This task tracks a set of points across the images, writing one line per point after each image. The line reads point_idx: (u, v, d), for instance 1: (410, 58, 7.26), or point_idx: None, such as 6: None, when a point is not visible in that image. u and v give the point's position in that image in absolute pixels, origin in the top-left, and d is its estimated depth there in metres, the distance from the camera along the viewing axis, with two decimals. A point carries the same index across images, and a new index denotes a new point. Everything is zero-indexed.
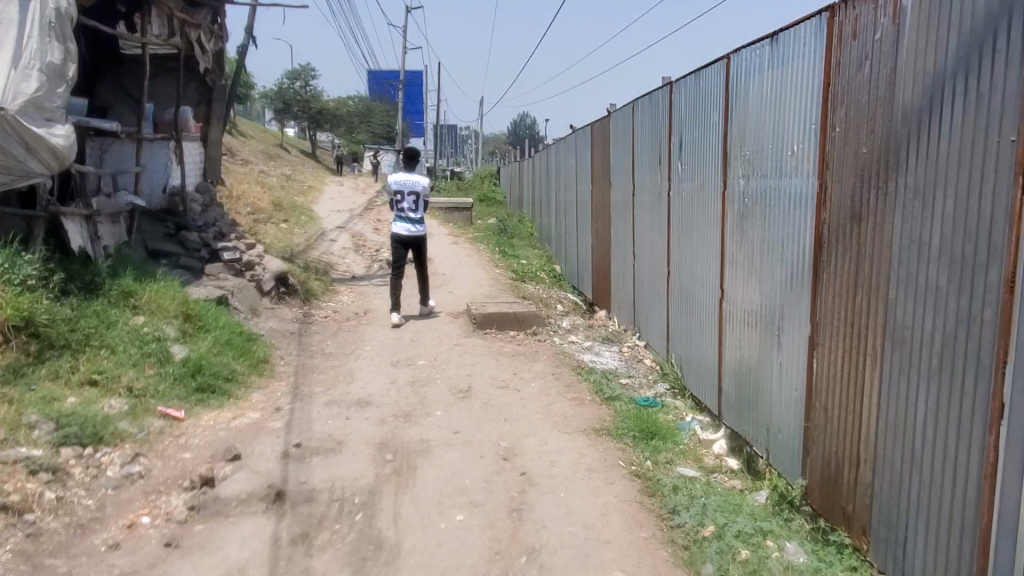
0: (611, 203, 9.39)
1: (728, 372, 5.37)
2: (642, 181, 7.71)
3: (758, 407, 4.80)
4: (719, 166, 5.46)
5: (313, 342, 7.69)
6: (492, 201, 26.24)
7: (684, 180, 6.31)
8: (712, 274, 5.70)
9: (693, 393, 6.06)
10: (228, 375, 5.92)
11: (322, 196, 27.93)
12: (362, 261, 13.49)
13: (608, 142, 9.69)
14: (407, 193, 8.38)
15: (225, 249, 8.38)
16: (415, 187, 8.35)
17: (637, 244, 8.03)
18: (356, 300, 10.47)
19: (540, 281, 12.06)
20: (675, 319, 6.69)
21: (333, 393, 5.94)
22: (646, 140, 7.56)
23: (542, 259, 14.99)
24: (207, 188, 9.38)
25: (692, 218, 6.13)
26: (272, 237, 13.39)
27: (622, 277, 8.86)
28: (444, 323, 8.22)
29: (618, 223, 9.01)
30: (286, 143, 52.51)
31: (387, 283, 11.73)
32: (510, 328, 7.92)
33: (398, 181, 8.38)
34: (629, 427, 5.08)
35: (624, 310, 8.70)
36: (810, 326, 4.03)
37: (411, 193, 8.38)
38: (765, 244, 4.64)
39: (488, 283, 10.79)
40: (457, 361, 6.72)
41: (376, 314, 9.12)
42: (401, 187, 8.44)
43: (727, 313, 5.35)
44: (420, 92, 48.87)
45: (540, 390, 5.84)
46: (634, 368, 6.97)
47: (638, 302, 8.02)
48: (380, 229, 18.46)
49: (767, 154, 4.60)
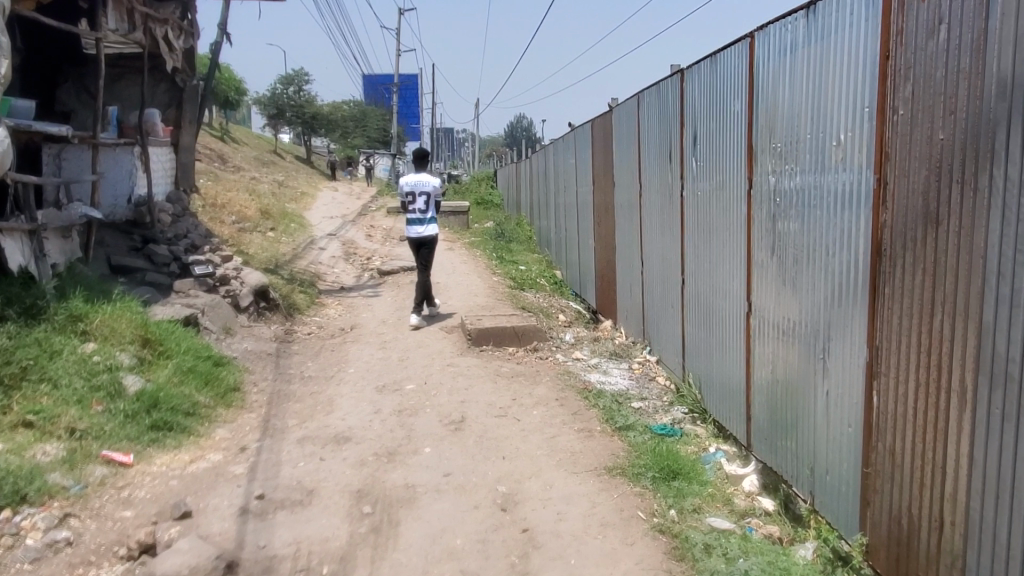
0: (615, 205, 8.71)
1: (757, 397, 4.69)
2: (650, 181, 7.04)
3: (798, 440, 4.12)
4: (743, 160, 4.77)
5: (293, 364, 7.00)
6: (488, 205, 25.56)
7: (699, 177, 5.63)
8: (736, 283, 5.02)
9: (716, 419, 5.37)
10: (190, 409, 5.23)
11: (314, 202, 27.23)
12: (352, 270, 12.80)
13: (610, 140, 9.03)
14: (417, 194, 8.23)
15: (196, 262, 7.69)
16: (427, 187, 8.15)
17: (645, 249, 7.36)
18: (343, 313, 9.78)
19: (540, 289, 11.38)
20: (690, 333, 6.01)
21: (308, 426, 5.24)
22: (653, 135, 6.88)
23: (542, 264, 14.31)
24: (179, 197, 8.70)
25: (710, 220, 5.45)
26: (256, 247, 12.69)
27: (629, 286, 8.18)
28: (436, 340, 7.53)
29: (623, 226, 8.34)
30: (281, 149, 51.85)
31: (377, 294, 11.03)
32: (508, 344, 7.24)
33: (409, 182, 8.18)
34: (647, 464, 4.39)
35: (632, 321, 8.01)
36: (867, 351, 3.35)
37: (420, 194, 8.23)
38: (803, 251, 3.96)
39: (485, 292, 10.10)
40: (449, 384, 6.03)
41: (363, 329, 8.42)
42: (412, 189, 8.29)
43: (756, 329, 4.67)
44: (414, 95, 48.24)
45: (542, 420, 5.14)
46: (647, 388, 6.27)
47: (648, 312, 7.34)
48: (371, 235, 17.77)
49: (803, 145, 3.92)
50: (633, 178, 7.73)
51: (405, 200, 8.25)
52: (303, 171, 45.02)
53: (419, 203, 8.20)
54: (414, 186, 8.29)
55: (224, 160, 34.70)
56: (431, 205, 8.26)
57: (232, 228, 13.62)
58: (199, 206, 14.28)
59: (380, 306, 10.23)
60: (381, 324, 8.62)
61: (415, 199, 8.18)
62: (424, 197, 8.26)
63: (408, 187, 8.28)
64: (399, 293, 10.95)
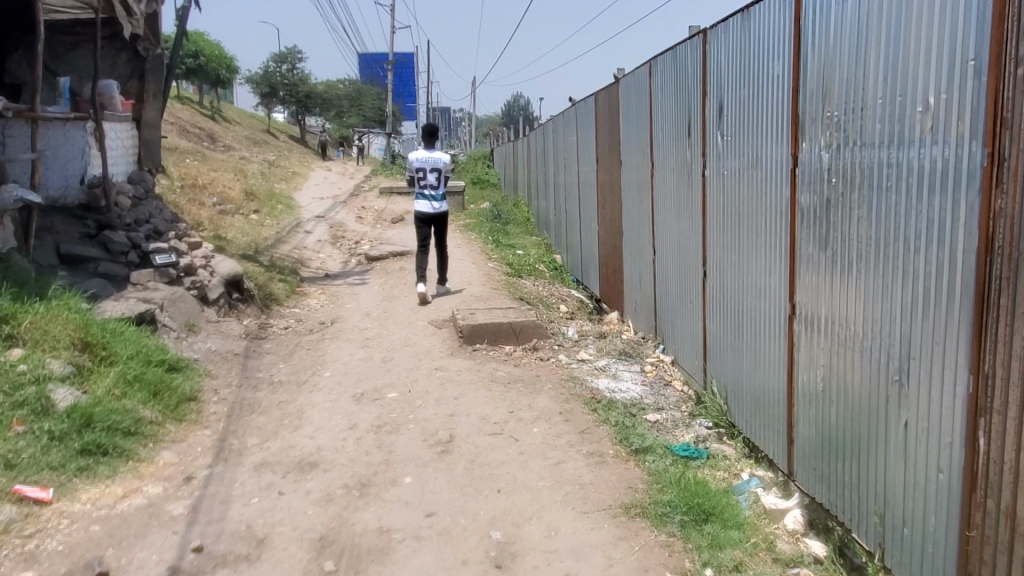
0: (622, 185, 7.92)
1: (800, 415, 3.95)
2: (664, 159, 6.26)
3: (858, 475, 3.38)
4: (784, 132, 4.00)
5: (262, 365, 6.22)
6: (485, 184, 24.68)
7: (726, 154, 4.85)
8: (774, 280, 4.25)
9: (748, 437, 4.63)
10: (131, 428, 4.43)
11: (305, 182, 26.37)
12: (339, 255, 12.01)
13: (616, 115, 8.24)
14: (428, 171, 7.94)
15: (158, 252, 6.91)
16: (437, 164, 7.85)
17: (658, 235, 6.60)
18: (326, 305, 8.98)
19: (539, 275, 10.61)
20: (713, 332, 5.25)
21: (269, 448, 4.47)
22: (667, 109, 6.11)
23: (541, 248, 13.55)
24: (142, 177, 7.89)
25: (740, 203, 4.68)
26: (235, 231, 11.87)
27: (639, 275, 7.42)
28: (424, 338, 6.75)
29: (631, 209, 7.57)
30: (274, 128, 50.89)
31: (364, 282, 10.25)
32: (504, 343, 6.48)
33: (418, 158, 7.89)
34: (673, 500, 3.64)
35: (642, 315, 7.25)
36: (970, 378, 2.59)
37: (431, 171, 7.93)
38: (870, 243, 3.19)
39: (480, 281, 9.32)
40: (437, 393, 5.26)
41: (345, 324, 7.64)
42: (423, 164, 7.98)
43: (799, 335, 3.92)
44: (410, 74, 47.33)
45: (544, 441, 4.38)
46: (664, 396, 5.52)
47: (661, 305, 6.58)
48: (362, 218, 16.93)
49: (869, 112, 3.15)
50: (643, 156, 6.96)
51: (414, 175, 8.01)
52: (295, 150, 44.06)
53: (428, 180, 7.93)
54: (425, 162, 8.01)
55: (214, 139, 33.74)
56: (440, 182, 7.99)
57: (211, 211, 12.79)
58: (177, 187, 13.44)
59: (366, 296, 9.43)
60: (365, 318, 7.83)
61: (425, 175, 7.91)
62: (434, 174, 7.96)
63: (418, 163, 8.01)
64: (387, 281, 10.15)
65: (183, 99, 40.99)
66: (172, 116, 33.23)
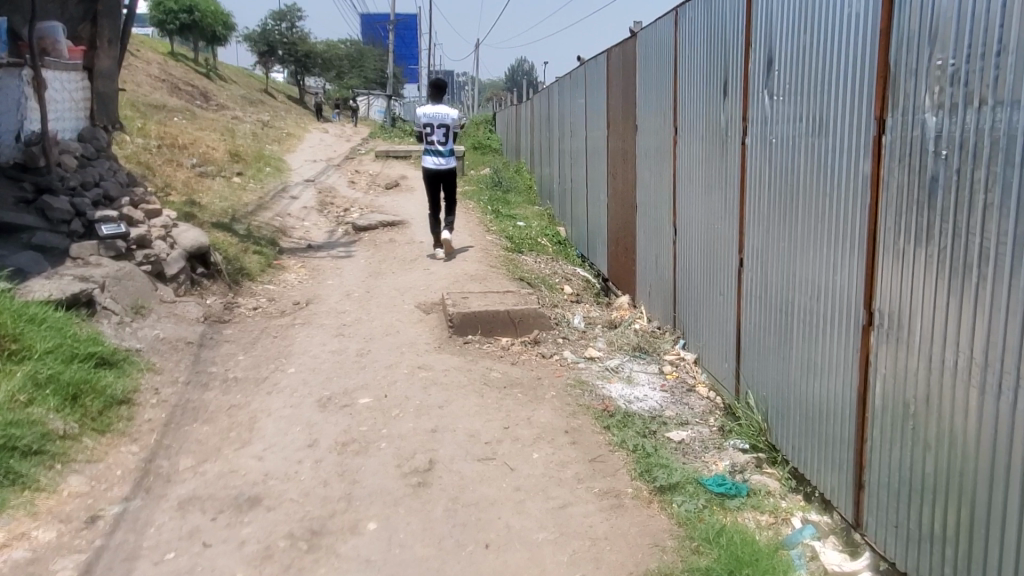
0: (637, 152, 7.02)
1: (875, 453, 3.07)
2: (691, 123, 5.36)
3: (970, 551, 2.52)
4: (863, 88, 3.10)
5: (219, 357, 5.35)
6: (485, 150, 23.68)
7: (777, 117, 3.94)
8: (840, 277, 3.36)
9: (797, 468, 3.77)
10: (33, 447, 3.51)
11: (299, 144, 25.41)
12: (325, 224, 11.13)
13: (631, 75, 7.33)
14: (436, 125, 8.05)
15: (105, 220, 6.03)
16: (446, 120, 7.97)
17: (680, 212, 5.71)
18: (304, 281, 8.09)
19: (541, 250, 9.74)
20: (750, 334, 4.37)
21: (205, 474, 3.61)
22: (698, 63, 5.19)
23: (544, 219, 12.67)
24: (94, 134, 6.98)
25: (794, 178, 3.77)
26: (213, 196, 10.96)
27: (655, 256, 6.54)
28: (408, 326, 5.87)
29: (648, 181, 6.67)
30: (272, 88, 49.74)
31: (349, 254, 9.37)
32: (500, 334, 5.61)
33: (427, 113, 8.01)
34: (710, 566, 2.77)
35: (659, 302, 6.38)
36: None
37: (440, 125, 8.03)
38: (1006, 239, 2.31)
39: (476, 256, 8.44)
40: (418, 399, 4.40)
41: (322, 304, 6.77)
42: (431, 120, 8.10)
43: (877, 352, 3.04)
44: (413, 34, 46.13)
45: (545, 474, 3.52)
46: (688, 406, 4.63)
47: (682, 293, 5.70)
48: (354, 183, 16.01)
49: (1012, 58, 2.26)
50: (664, 120, 6.05)
51: (423, 130, 8.12)
52: (293, 111, 42.93)
53: (437, 134, 8.09)
54: (433, 118, 8.15)
55: (207, 98, 32.68)
56: (447, 137, 8.16)
57: (189, 173, 11.87)
58: (154, 147, 12.50)
59: (351, 272, 8.54)
60: (345, 298, 6.95)
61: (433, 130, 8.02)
62: (442, 129, 8.08)
63: (426, 119, 8.15)
64: (375, 254, 9.25)
65: (176, 55, 39.84)
66: (163, 72, 32.15)
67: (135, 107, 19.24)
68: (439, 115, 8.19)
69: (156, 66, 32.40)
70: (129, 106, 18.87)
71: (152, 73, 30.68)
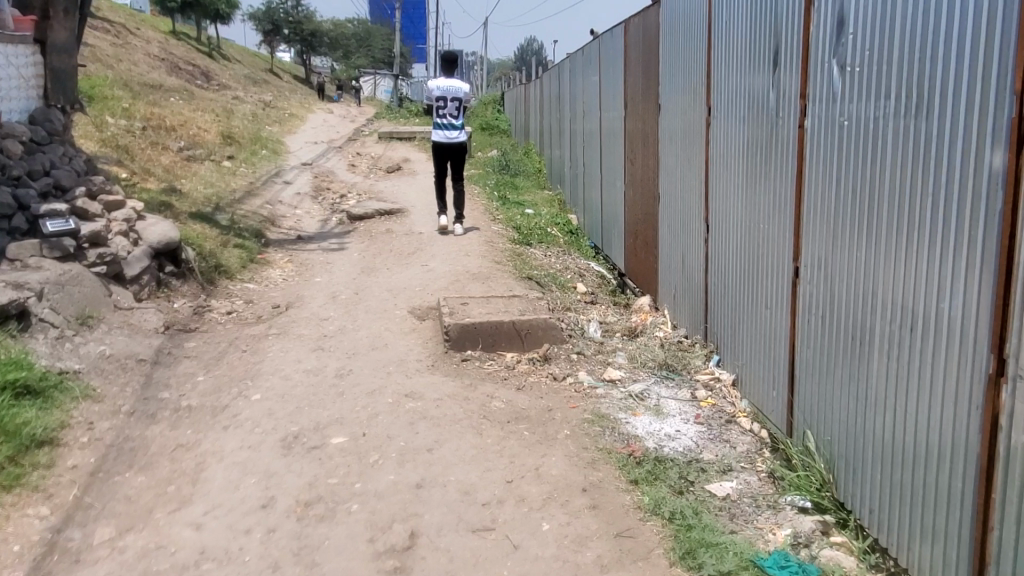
0: (659, 135, 6.21)
1: (1010, 551, 2.27)
2: (729, 102, 4.54)
3: None
4: (992, 55, 2.29)
5: (175, 377, 4.57)
6: (494, 131, 22.78)
7: (849, 93, 3.11)
8: (947, 305, 2.55)
9: (877, 538, 2.97)
10: None
11: (301, 125, 24.57)
12: (318, 212, 10.33)
13: (652, 48, 6.50)
14: (450, 99, 7.50)
15: (52, 217, 5.26)
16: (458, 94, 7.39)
17: (712, 206, 4.90)
18: (289, 280, 7.30)
19: (552, 241, 8.94)
20: (809, 362, 3.56)
21: (124, 551, 2.86)
22: (738, 30, 4.37)
23: (555, 206, 11.85)
24: (48, 116, 6.20)
25: (875, 173, 2.96)
26: (197, 182, 10.16)
27: (682, 254, 5.73)
28: (399, 339, 5.10)
29: (673, 167, 5.86)
30: (276, 67, 48.83)
31: (342, 247, 8.58)
32: (504, 349, 4.82)
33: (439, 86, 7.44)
34: None
35: (687, 308, 5.58)
36: None
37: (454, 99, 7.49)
38: None
39: (480, 250, 7.65)
40: (402, 440, 3.63)
41: (304, 308, 5.98)
42: (443, 92, 7.55)
43: (1015, 413, 2.24)
44: (420, 12, 45.14)
45: (557, 556, 2.79)
46: (730, 445, 3.83)
47: (715, 301, 4.90)
48: (353, 166, 15.19)
49: None
50: (694, 98, 5.22)
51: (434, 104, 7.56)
52: (297, 91, 42.03)
53: (450, 107, 7.55)
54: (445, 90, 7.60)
55: (209, 77, 31.85)
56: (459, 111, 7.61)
57: (173, 158, 11.07)
58: (138, 129, 11.71)
59: (342, 268, 7.75)
60: (330, 299, 6.16)
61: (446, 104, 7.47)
62: (456, 103, 7.54)
63: (438, 91, 7.58)
64: (369, 247, 8.45)
65: (179, 34, 38.98)
66: (164, 51, 31.32)
67: (127, 87, 18.45)
68: (451, 87, 7.63)
69: (157, 45, 31.58)
70: (121, 85, 18.06)
71: (152, 51, 29.84)
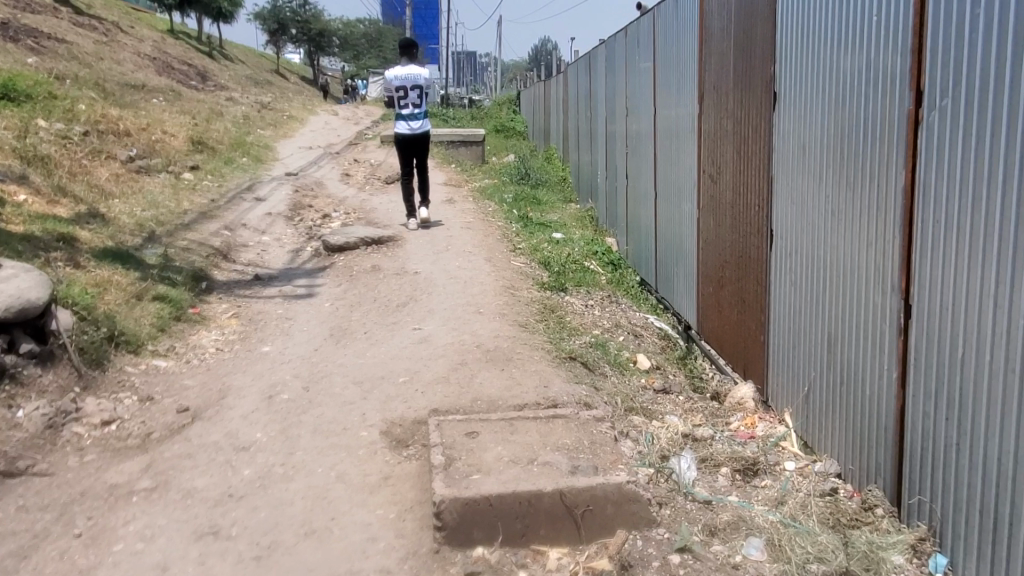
0: (775, 145, 4.04)
1: None
2: (990, 81, 2.35)
3: None
4: None
5: None
6: (510, 133, 20.56)
7: None
8: None
9: None
10: None
11: (297, 128, 22.43)
12: (288, 239, 8.14)
13: (754, 14, 4.35)
14: (410, 87, 6.92)
15: None
16: (420, 80, 6.95)
17: (923, 275, 2.71)
18: (224, 351, 5.11)
19: (593, 280, 6.74)
20: None
21: None
22: None
23: (588, 228, 9.63)
24: None
25: None
26: (138, 202, 8.02)
27: (826, 335, 3.54)
28: (358, 503, 2.92)
29: (806, 194, 3.67)
30: (283, 67, 46.78)
31: (309, 292, 6.39)
32: (542, 546, 2.67)
33: (398, 76, 7.02)
34: None
35: (843, 433, 3.37)
36: None
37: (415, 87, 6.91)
38: None
39: (496, 302, 5.46)
40: None
41: (222, 415, 3.79)
42: (401, 81, 6.97)
43: None
44: (431, 11, 43.01)
45: None
46: None
47: (926, 452, 2.71)
48: (348, 175, 12.99)
49: None
50: (868, 79, 3.05)
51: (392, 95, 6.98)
52: (302, 93, 39.91)
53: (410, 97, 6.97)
54: (404, 79, 7.02)
55: (207, 78, 29.85)
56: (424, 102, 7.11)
57: (114, 170, 8.93)
58: (78, 135, 9.60)
59: (305, 327, 5.57)
60: (267, 398, 3.98)
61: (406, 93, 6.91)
62: (416, 91, 6.97)
63: (396, 80, 7.01)
64: (347, 293, 6.27)
65: (179, 34, 37.08)
66: (158, 50, 29.35)
67: (99, 86, 16.37)
68: (409, 76, 7.05)
69: (151, 44, 29.56)
70: (91, 84, 15.99)
71: (145, 50, 27.90)
